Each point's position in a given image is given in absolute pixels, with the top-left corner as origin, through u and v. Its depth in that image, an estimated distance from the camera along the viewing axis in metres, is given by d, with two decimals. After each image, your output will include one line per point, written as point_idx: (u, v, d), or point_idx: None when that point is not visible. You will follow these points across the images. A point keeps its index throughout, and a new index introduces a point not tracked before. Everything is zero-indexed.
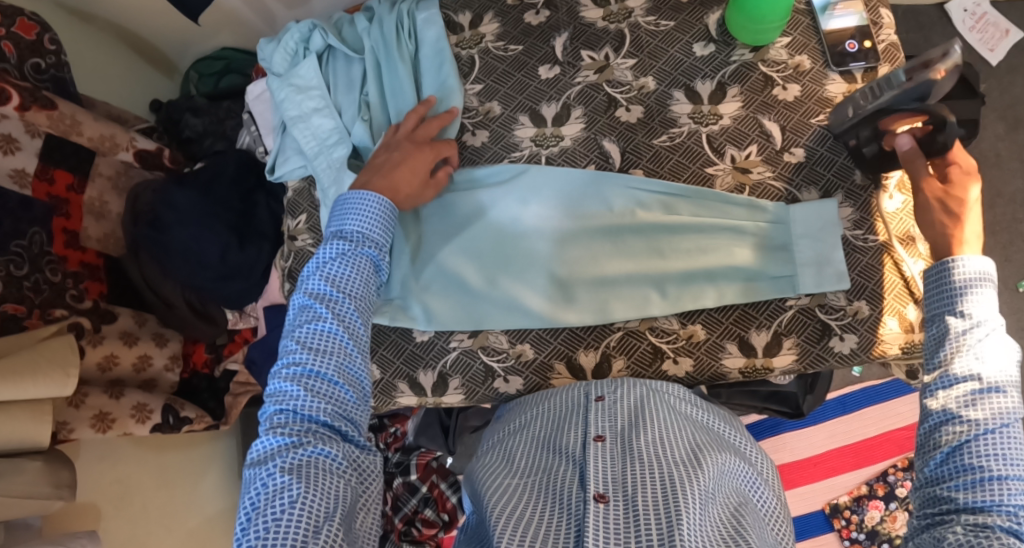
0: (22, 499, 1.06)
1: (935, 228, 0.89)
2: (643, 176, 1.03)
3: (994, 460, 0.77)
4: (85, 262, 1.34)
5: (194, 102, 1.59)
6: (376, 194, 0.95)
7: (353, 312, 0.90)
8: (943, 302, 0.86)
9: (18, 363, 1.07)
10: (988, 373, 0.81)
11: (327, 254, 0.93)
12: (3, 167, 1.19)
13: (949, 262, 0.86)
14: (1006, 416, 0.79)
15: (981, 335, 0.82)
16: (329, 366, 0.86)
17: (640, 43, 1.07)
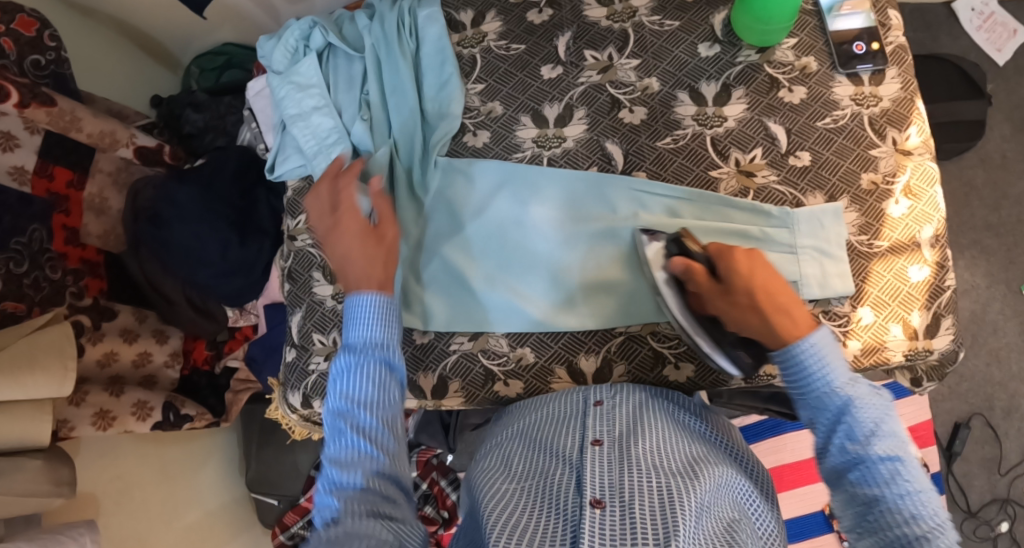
0: (23, 497, 1.06)
1: (750, 331, 0.87)
2: (646, 178, 1.01)
3: (912, 527, 0.74)
4: (85, 259, 1.34)
5: (196, 97, 1.59)
6: (373, 297, 0.85)
7: (376, 424, 0.82)
8: (805, 388, 0.82)
9: (16, 357, 1.06)
10: (875, 440, 0.78)
11: (340, 365, 0.85)
12: (2, 164, 1.18)
13: (789, 357, 0.82)
14: (903, 472, 0.76)
15: (857, 407, 0.79)
16: (358, 480, 0.80)
17: (645, 43, 1.05)
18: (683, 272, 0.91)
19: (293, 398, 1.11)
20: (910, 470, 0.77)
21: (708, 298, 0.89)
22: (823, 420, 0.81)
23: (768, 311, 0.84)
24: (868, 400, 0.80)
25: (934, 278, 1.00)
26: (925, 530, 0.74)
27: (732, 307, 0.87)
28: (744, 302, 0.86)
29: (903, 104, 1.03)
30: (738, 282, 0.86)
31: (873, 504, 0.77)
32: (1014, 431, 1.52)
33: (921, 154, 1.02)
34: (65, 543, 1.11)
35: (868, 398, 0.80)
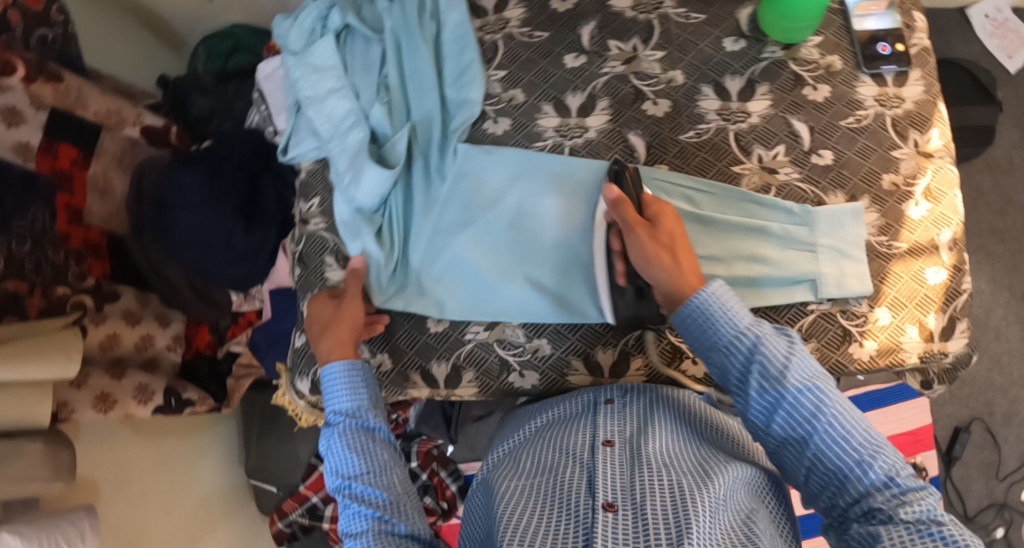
0: (22, 483, 1.04)
1: (652, 272, 0.87)
2: (668, 170, 1.00)
3: (850, 450, 0.76)
4: (87, 241, 1.30)
5: (202, 80, 1.55)
6: (337, 363, 0.92)
7: (369, 486, 0.85)
8: (712, 340, 0.83)
9: (18, 349, 1.03)
10: (790, 376, 0.79)
11: (326, 444, 0.90)
12: (7, 140, 1.14)
13: (695, 302, 0.83)
14: (823, 397, 0.77)
15: (764, 347, 0.80)
16: (366, 541, 0.81)
17: (670, 35, 1.05)
18: (612, 203, 0.90)
19: (300, 384, 1.09)
20: (830, 393, 0.78)
21: (626, 228, 0.88)
22: (735, 369, 0.82)
23: (683, 259, 0.87)
24: (772, 337, 0.81)
25: (951, 282, 0.99)
26: (861, 452, 0.75)
27: (651, 243, 0.87)
28: (663, 244, 0.87)
29: (925, 106, 1.03)
30: (665, 227, 0.89)
31: (805, 439, 0.78)
32: (1012, 436, 1.53)
33: (942, 158, 1.02)
34: (65, 528, 1.08)
35: (772, 335, 0.81)
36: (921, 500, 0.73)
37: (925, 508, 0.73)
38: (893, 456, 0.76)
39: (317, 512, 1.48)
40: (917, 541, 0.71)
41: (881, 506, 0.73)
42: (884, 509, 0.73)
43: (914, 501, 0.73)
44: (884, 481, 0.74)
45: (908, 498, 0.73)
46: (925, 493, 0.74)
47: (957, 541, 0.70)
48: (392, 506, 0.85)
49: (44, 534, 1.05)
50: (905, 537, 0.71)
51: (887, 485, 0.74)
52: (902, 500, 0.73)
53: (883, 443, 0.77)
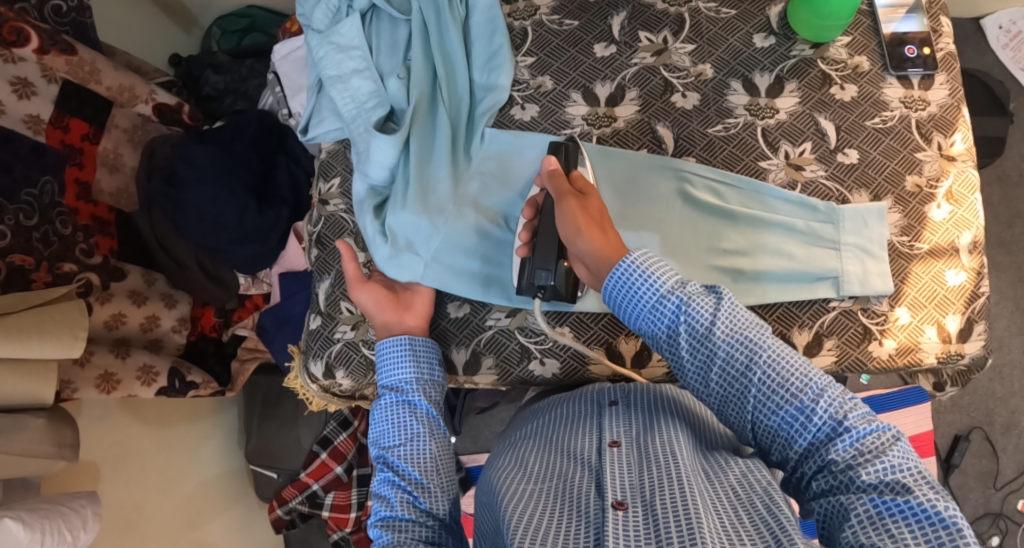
0: (24, 457, 0.98)
1: (579, 244, 0.86)
2: (695, 163, 1.01)
3: (793, 400, 0.75)
4: (96, 216, 1.28)
5: (216, 58, 1.53)
6: (398, 337, 0.94)
7: (404, 457, 0.89)
8: (637, 308, 0.82)
9: (21, 322, 0.98)
10: (716, 331, 0.78)
11: (373, 411, 0.95)
12: (17, 111, 1.12)
13: (617, 268, 0.82)
14: (753, 348, 0.77)
15: (688, 307, 0.79)
16: (392, 507, 0.86)
17: (700, 29, 1.06)
18: (549, 175, 0.92)
19: (314, 367, 1.06)
20: (761, 341, 0.78)
21: (558, 198, 0.89)
22: (663, 333, 0.81)
23: (610, 235, 0.86)
24: (696, 295, 0.80)
25: (970, 284, 1.00)
26: (808, 402, 0.75)
27: (579, 211, 0.86)
28: (592, 218, 0.86)
29: (950, 110, 1.03)
30: (594, 202, 0.88)
31: (745, 391, 0.77)
32: (1011, 446, 1.53)
33: (964, 161, 1.02)
34: (67, 514, 1.02)
35: (695, 293, 0.80)
36: (881, 450, 0.73)
37: (884, 459, 0.72)
38: (843, 400, 0.75)
39: (316, 499, 1.47)
40: (882, 504, 0.70)
41: (838, 460, 0.73)
42: (842, 461, 0.73)
43: (871, 452, 0.73)
44: (835, 430, 0.74)
45: (864, 448, 0.73)
46: (882, 441, 0.74)
47: (926, 499, 0.68)
48: (423, 479, 0.88)
49: (47, 521, 0.98)
50: (868, 500, 0.70)
51: (840, 436, 0.74)
52: (858, 454, 0.73)
53: (830, 386, 0.76)
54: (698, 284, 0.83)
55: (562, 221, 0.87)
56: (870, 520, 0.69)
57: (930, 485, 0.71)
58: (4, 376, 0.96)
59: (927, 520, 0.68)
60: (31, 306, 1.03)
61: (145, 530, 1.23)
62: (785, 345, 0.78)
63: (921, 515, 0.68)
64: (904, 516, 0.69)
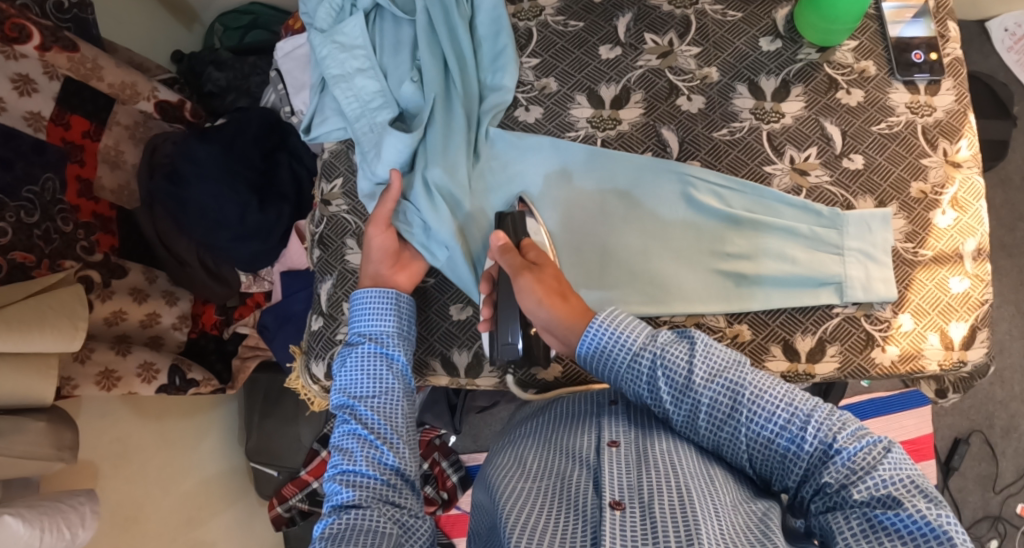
0: (24, 459, 0.97)
1: (540, 314, 0.87)
2: (700, 167, 1.01)
3: (781, 430, 0.76)
4: (97, 213, 1.28)
5: (218, 55, 1.53)
6: (377, 289, 0.93)
7: (372, 411, 0.88)
8: (615, 366, 0.83)
9: (22, 313, 0.97)
10: (695, 380, 0.80)
11: (342, 360, 0.93)
12: (17, 109, 1.11)
13: (586, 334, 0.83)
14: (734, 389, 0.78)
15: (665, 358, 0.81)
16: (357, 462, 0.85)
17: (706, 31, 1.05)
18: (499, 251, 0.91)
19: (316, 368, 1.06)
20: (742, 380, 0.79)
21: (513, 275, 0.88)
22: (646, 389, 0.82)
23: (569, 303, 0.86)
24: (672, 346, 0.81)
25: (974, 291, 0.99)
26: (796, 432, 0.75)
27: (537, 286, 0.87)
28: (550, 288, 0.87)
29: (956, 116, 1.03)
30: (549, 271, 0.89)
31: (733, 430, 0.78)
32: (1011, 450, 1.53)
33: (970, 168, 1.02)
34: (67, 512, 1.02)
35: (670, 344, 0.82)
36: (872, 465, 0.73)
37: (875, 474, 0.72)
38: (830, 420, 0.75)
39: (316, 497, 1.46)
40: (878, 520, 0.70)
41: (832, 482, 0.73)
42: (836, 483, 0.73)
43: (863, 468, 0.73)
44: (826, 453, 0.74)
45: (856, 466, 0.73)
46: (872, 455, 0.74)
47: (917, 511, 0.69)
48: (391, 436, 0.88)
49: (46, 518, 0.98)
50: (862, 517, 0.71)
51: (831, 458, 0.74)
52: (852, 472, 0.73)
53: (816, 409, 0.76)
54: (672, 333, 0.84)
55: (521, 298, 0.88)
56: (863, 537, 0.70)
57: (925, 496, 0.71)
58: (5, 378, 0.96)
59: (923, 535, 0.68)
60: (30, 294, 1.02)
61: (144, 527, 1.22)
62: (767, 378, 0.78)
63: (917, 530, 0.68)
64: (899, 530, 0.69)
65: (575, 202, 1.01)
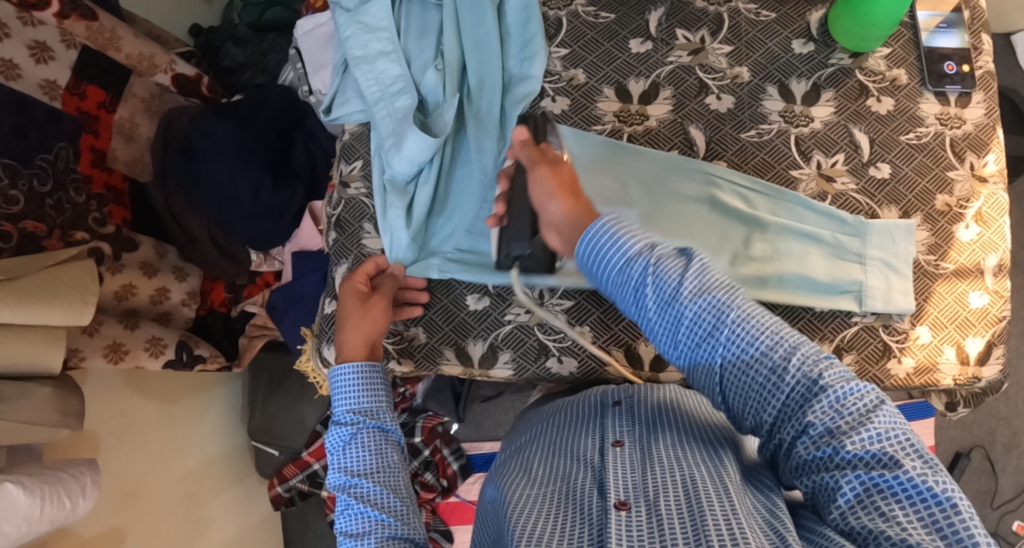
0: (28, 426, 0.96)
1: (550, 208, 0.81)
2: (726, 167, 1.00)
3: (762, 359, 0.70)
4: (110, 185, 1.26)
5: (237, 31, 1.51)
6: (355, 362, 0.91)
7: (377, 487, 0.84)
8: (603, 272, 0.76)
9: (32, 286, 0.96)
10: (683, 292, 0.73)
11: (335, 441, 0.89)
12: (33, 76, 1.10)
13: (586, 235, 0.76)
14: (722, 309, 0.72)
15: (656, 269, 0.74)
16: (369, 544, 0.80)
17: (738, 31, 1.04)
18: (521, 144, 0.89)
19: (327, 352, 1.05)
20: (731, 301, 0.72)
21: (530, 167, 0.85)
22: (628, 297, 0.76)
23: (583, 200, 0.81)
24: (665, 258, 0.74)
25: (992, 307, 0.99)
26: (779, 361, 0.70)
27: (553, 178, 0.82)
28: (565, 185, 0.82)
29: (985, 130, 1.02)
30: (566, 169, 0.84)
31: (712, 353, 0.73)
32: (1011, 466, 1.52)
33: (996, 183, 1.01)
34: (67, 481, 1.01)
35: (664, 256, 0.74)
36: (865, 417, 0.68)
37: (869, 427, 0.68)
38: (818, 357, 0.70)
39: (317, 478, 1.48)
40: (868, 479, 0.67)
41: (815, 423, 0.69)
42: (819, 425, 0.69)
43: (852, 415, 0.69)
44: (812, 391, 0.70)
45: (844, 411, 0.69)
46: (863, 404, 0.69)
47: (916, 474, 0.65)
48: (400, 510, 0.83)
49: (47, 487, 0.97)
50: (854, 478, 0.67)
51: (817, 396, 0.69)
52: (839, 418, 0.69)
53: (803, 343, 0.71)
54: (670, 245, 0.77)
55: (533, 190, 0.83)
56: (858, 505, 0.67)
57: (922, 458, 0.67)
58: (14, 345, 0.95)
59: (918, 498, 0.65)
60: (43, 267, 1.02)
61: (145, 502, 1.22)
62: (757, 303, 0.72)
63: (911, 492, 0.66)
64: (896, 492, 0.66)
65: (596, 192, 1.00)
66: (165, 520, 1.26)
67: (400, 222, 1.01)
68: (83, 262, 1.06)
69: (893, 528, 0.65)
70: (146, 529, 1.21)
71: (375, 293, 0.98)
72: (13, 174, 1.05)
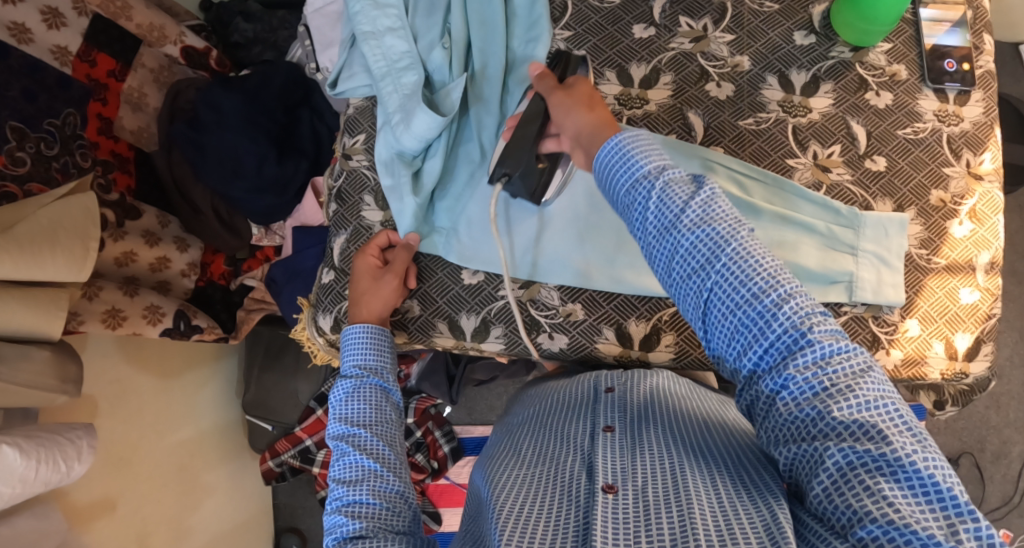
0: (25, 388, 0.97)
1: (571, 123, 0.87)
2: (723, 153, 1.01)
3: (753, 301, 0.72)
4: (116, 152, 1.27)
5: (248, 7, 1.50)
6: (364, 323, 0.95)
7: (375, 438, 0.87)
8: (614, 187, 0.79)
9: (32, 233, 0.97)
10: (683, 220, 0.75)
11: (338, 393, 0.92)
12: (45, 41, 1.11)
13: (606, 146, 0.79)
14: (720, 243, 0.73)
15: (661, 193, 0.76)
16: (361, 490, 0.83)
17: (741, 20, 1.05)
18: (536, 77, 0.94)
19: (323, 321, 1.06)
20: (732, 235, 0.74)
21: (547, 94, 0.92)
22: (636, 212, 0.78)
23: (599, 112, 0.87)
24: (678, 184, 0.76)
25: (983, 304, 1.00)
26: (769, 305, 0.72)
27: (568, 98, 0.89)
28: (580, 100, 0.88)
29: (983, 128, 1.03)
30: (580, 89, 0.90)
31: (705, 286, 0.74)
32: (999, 475, 1.52)
33: (991, 182, 1.02)
34: (64, 444, 1.02)
35: (676, 180, 0.76)
36: (850, 385, 0.70)
37: (855, 396, 0.69)
38: (812, 311, 0.72)
39: (309, 455, 1.50)
40: (854, 456, 0.68)
41: (796, 377, 0.71)
42: (801, 380, 0.70)
43: (840, 385, 0.70)
44: (797, 343, 0.71)
45: (830, 372, 0.70)
46: (852, 368, 0.70)
47: (900, 450, 0.67)
48: (392, 462, 0.87)
49: (43, 450, 0.98)
50: (837, 455, 0.68)
51: (802, 350, 0.71)
52: (823, 377, 0.70)
53: (798, 296, 0.72)
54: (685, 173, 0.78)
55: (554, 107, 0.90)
56: (845, 477, 0.68)
57: (911, 433, 0.68)
58: (13, 308, 0.95)
59: (907, 477, 0.66)
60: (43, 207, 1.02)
61: (135, 470, 1.23)
62: (757, 243, 0.73)
63: (902, 471, 0.67)
64: (882, 470, 0.67)
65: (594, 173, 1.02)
66: (158, 489, 1.27)
67: (408, 191, 1.02)
68: (83, 199, 1.06)
69: (878, 502, 0.66)
70: (137, 500, 1.23)
71: (388, 270, 0.99)
72: (21, 136, 1.05)
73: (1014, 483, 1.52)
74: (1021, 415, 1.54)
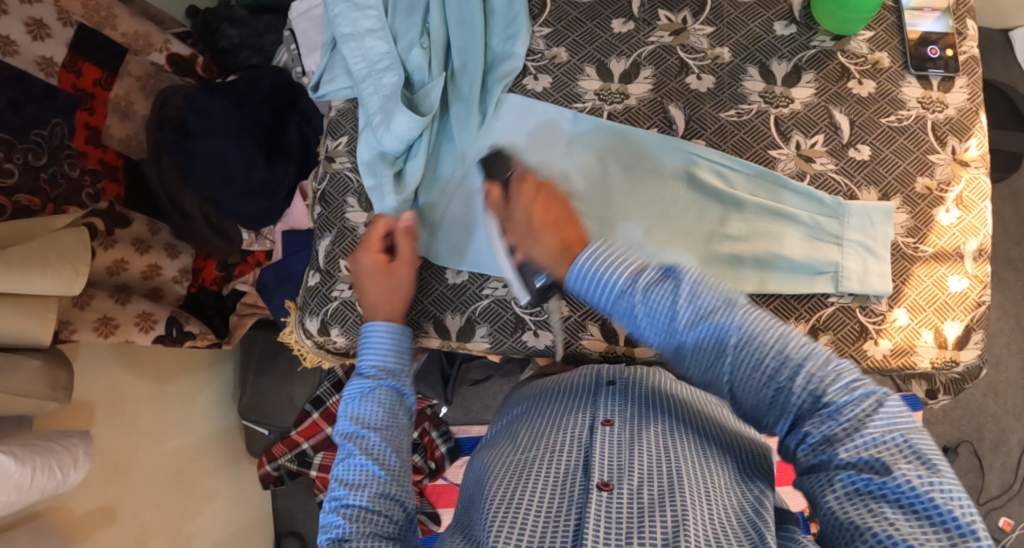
0: (18, 397, 0.98)
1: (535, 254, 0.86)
2: (705, 146, 1.01)
3: (771, 380, 0.74)
4: (104, 161, 1.28)
5: (234, 12, 1.50)
6: (389, 323, 0.94)
7: (383, 443, 0.87)
8: (597, 303, 0.81)
9: (24, 253, 0.97)
10: (679, 321, 0.77)
11: (354, 391, 0.92)
12: (30, 53, 1.11)
13: (574, 267, 0.80)
14: (721, 338, 0.75)
15: (645, 303, 0.78)
16: (362, 495, 0.83)
17: (721, 12, 1.05)
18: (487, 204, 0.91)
19: (309, 323, 1.06)
20: (727, 325, 0.75)
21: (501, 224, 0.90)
22: (628, 321, 0.80)
23: (556, 236, 0.86)
24: (657, 285, 0.77)
25: (972, 292, 0.99)
26: (786, 381, 0.74)
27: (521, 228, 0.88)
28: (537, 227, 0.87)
29: (968, 114, 1.02)
30: (522, 214, 0.88)
31: (721, 375, 0.77)
32: (998, 464, 1.51)
33: (977, 168, 1.01)
34: (59, 452, 1.02)
35: (653, 284, 0.77)
36: (862, 422, 0.72)
37: (864, 434, 0.71)
38: (826, 373, 0.73)
39: (305, 458, 1.50)
40: (861, 482, 0.71)
41: (813, 433, 0.74)
42: (817, 433, 0.73)
43: (850, 423, 0.72)
44: (815, 405, 0.73)
45: (843, 418, 0.72)
46: (863, 410, 0.72)
47: (905, 478, 0.69)
48: (396, 471, 0.87)
49: (39, 457, 0.99)
50: (846, 479, 0.71)
51: (821, 409, 0.73)
52: (836, 426, 0.73)
53: (809, 360, 0.74)
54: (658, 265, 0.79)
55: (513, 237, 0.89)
56: (851, 498, 0.71)
57: (920, 460, 0.70)
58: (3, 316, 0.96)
59: (910, 502, 0.68)
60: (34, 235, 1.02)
61: (132, 477, 1.23)
62: (753, 319, 0.75)
63: (907, 497, 0.69)
64: (885, 495, 0.69)
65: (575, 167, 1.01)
66: (156, 496, 1.28)
67: (389, 190, 1.02)
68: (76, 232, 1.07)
69: (880, 522, 0.68)
70: (136, 506, 1.23)
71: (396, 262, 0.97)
72: (9, 147, 1.05)
73: (1013, 471, 1.51)
74: (1019, 403, 1.52)
